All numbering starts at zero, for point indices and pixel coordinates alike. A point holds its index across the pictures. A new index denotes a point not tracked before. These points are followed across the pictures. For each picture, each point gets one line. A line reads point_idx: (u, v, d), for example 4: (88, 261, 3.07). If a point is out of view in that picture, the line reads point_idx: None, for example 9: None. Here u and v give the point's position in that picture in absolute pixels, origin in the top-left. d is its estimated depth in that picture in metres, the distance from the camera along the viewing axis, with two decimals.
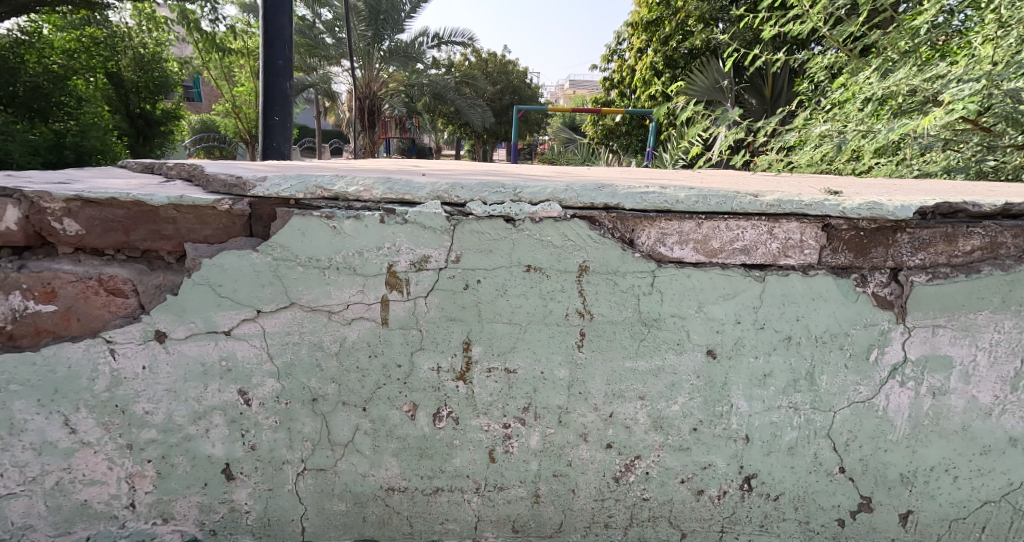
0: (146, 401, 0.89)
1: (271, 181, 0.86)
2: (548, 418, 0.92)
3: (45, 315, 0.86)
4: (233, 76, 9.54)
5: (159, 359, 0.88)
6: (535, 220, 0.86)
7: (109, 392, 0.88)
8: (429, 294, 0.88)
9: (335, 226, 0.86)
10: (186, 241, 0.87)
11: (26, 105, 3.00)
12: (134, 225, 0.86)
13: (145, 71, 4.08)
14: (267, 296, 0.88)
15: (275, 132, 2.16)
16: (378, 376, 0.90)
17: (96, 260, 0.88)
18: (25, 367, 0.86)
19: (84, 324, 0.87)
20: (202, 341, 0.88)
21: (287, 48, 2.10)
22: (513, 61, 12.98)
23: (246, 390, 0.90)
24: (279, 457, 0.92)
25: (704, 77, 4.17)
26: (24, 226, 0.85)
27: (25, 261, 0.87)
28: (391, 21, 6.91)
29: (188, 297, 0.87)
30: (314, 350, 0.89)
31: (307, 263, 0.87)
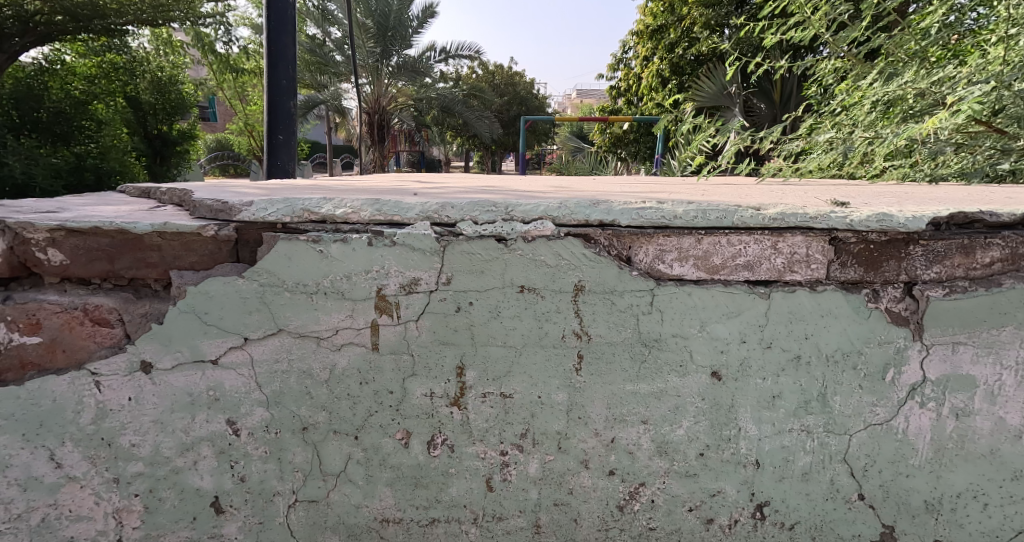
0: (132, 433, 0.87)
1: (258, 206, 0.86)
2: (547, 444, 0.89)
3: (33, 346, 0.86)
4: (245, 95, 9.74)
5: (147, 390, 0.87)
6: (528, 239, 0.84)
7: (95, 425, 0.86)
8: (421, 317, 0.86)
9: (321, 250, 0.84)
10: (171, 268, 0.87)
11: (49, 129, 3.10)
12: (119, 254, 0.86)
13: (163, 94, 4.06)
14: (254, 323, 0.86)
15: (281, 151, 2.16)
16: (369, 403, 0.88)
17: (82, 290, 0.88)
18: (14, 400, 0.85)
19: (70, 355, 0.86)
20: (189, 372, 0.87)
21: (291, 69, 2.10)
22: (520, 72, 13.09)
23: (234, 420, 0.88)
24: (270, 488, 0.89)
25: (710, 84, 4.12)
26: (9, 257, 0.85)
27: (11, 294, 0.87)
28: (399, 36, 6.98)
29: (174, 326, 0.86)
30: (303, 378, 0.88)
31: (295, 288, 0.86)
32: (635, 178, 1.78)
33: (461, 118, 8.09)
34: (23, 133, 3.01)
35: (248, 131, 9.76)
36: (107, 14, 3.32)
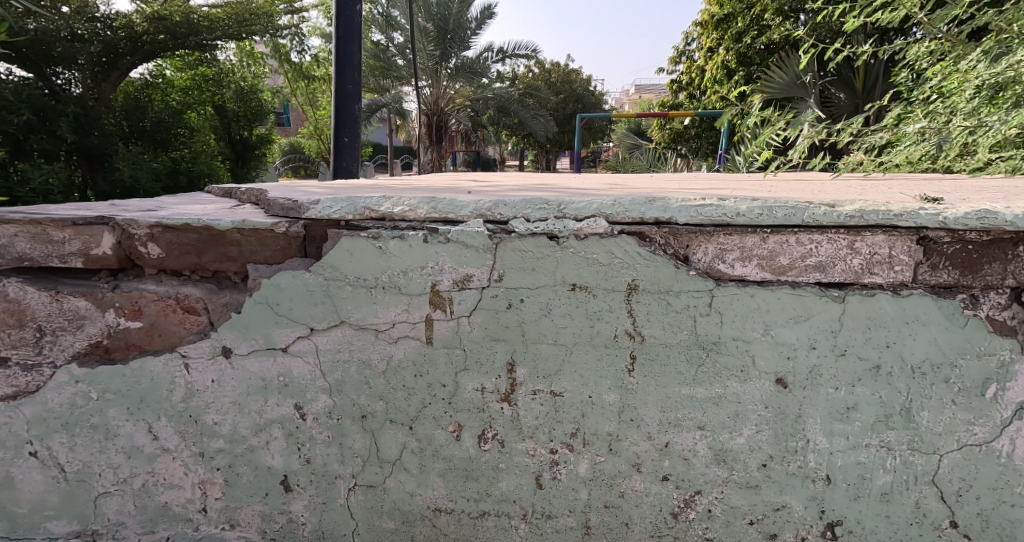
0: (215, 412, 0.94)
1: (323, 204, 0.88)
2: (598, 445, 0.87)
3: (136, 330, 0.93)
4: (316, 100, 10.13)
5: (228, 374, 0.93)
6: (580, 237, 0.82)
7: (185, 403, 0.94)
8: (473, 313, 0.87)
9: (380, 246, 0.86)
10: (248, 262, 0.91)
11: (152, 137, 3.35)
12: (205, 248, 0.92)
13: (246, 101, 4.20)
14: (319, 314, 0.90)
15: (346, 152, 2.24)
16: (423, 395, 0.90)
17: (174, 280, 0.94)
18: (119, 377, 0.94)
19: (165, 339, 0.93)
20: (263, 358, 0.92)
21: (358, 74, 2.14)
22: (577, 69, 12.98)
23: (301, 405, 0.92)
24: (331, 471, 0.93)
25: (783, 72, 3.95)
26: (118, 250, 0.92)
27: (119, 281, 0.94)
28: (458, 40, 7.05)
29: (250, 316, 0.91)
30: (362, 368, 0.90)
31: (355, 283, 0.88)
32: (698, 174, 1.71)
33: (518, 117, 8.11)
34: (131, 140, 3.27)
35: (318, 134, 10.15)
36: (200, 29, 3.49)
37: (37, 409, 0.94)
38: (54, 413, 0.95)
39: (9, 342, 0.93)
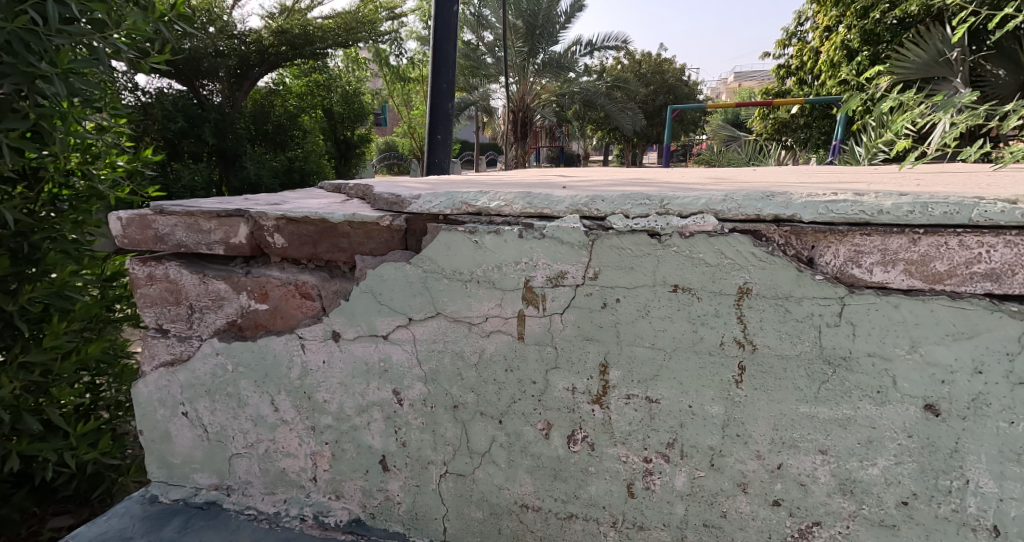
0: (325, 391, 1.00)
1: (425, 199, 0.91)
2: (698, 459, 0.84)
3: (264, 313, 1.01)
4: (410, 99, 10.52)
5: (337, 355, 0.98)
6: (685, 235, 0.79)
7: (302, 378, 1.01)
8: (566, 310, 0.86)
9: (477, 240, 0.87)
10: (356, 253, 0.96)
11: None
12: (321, 239, 0.97)
13: (350, 105, 5.34)
14: (418, 304, 0.93)
15: (439, 149, 2.23)
16: (513, 391, 0.91)
17: (294, 268, 1.01)
18: (247, 352, 1.02)
19: (286, 321, 1.00)
20: (366, 343, 0.96)
21: (452, 72, 2.14)
22: (668, 60, 12.58)
23: (399, 390, 0.97)
24: (425, 456, 0.97)
25: (922, 49, 3.34)
26: (251, 239, 1.00)
27: (250, 267, 1.02)
28: (548, 35, 7.05)
29: (356, 304, 0.96)
30: (456, 359, 0.93)
31: (451, 276, 0.90)
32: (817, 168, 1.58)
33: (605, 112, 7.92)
34: None
35: (412, 133, 10.59)
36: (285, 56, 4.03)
37: (188, 375, 1.06)
38: (200, 379, 1.05)
39: (168, 316, 1.05)
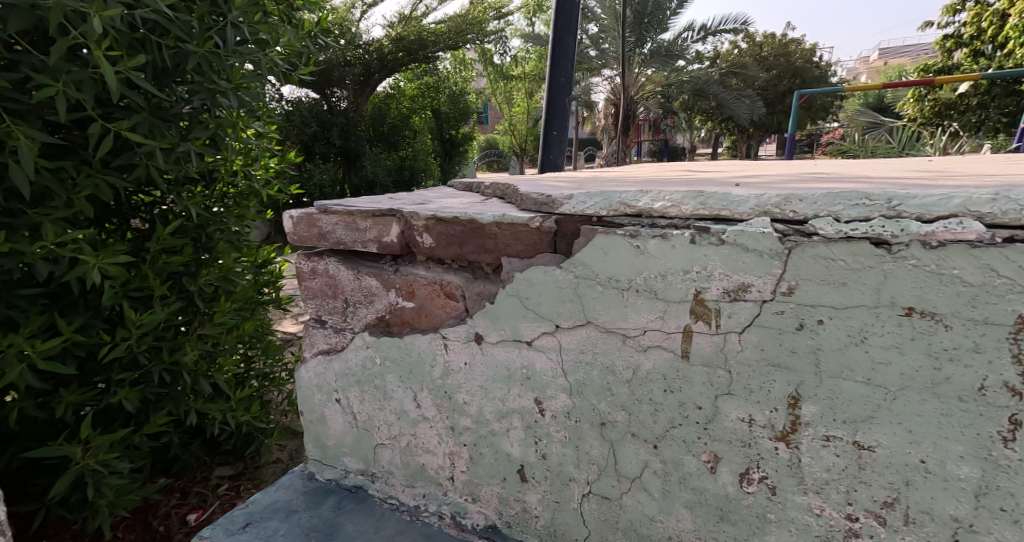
0: (464, 394, 1.32)
1: (577, 200, 1.14)
2: (937, 529, 0.96)
3: (410, 308, 1.34)
4: (512, 98, 12.13)
5: (479, 360, 1.28)
6: (927, 241, 0.89)
7: (442, 380, 1.33)
8: (745, 328, 1.02)
9: (638, 244, 1.06)
10: (502, 254, 1.23)
11: None
12: (467, 240, 1.26)
13: (453, 104, 7.82)
14: (566, 310, 1.17)
15: (554, 141, 2.60)
16: (673, 415, 1.11)
17: (440, 269, 1.31)
18: (393, 351, 1.37)
19: (430, 319, 1.32)
20: (509, 347, 1.24)
21: (570, 64, 2.46)
22: (794, 41, 12.88)
23: (542, 400, 1.23)
24: (567, 474, 1.24)
25: None
26: (401, 238, 1.32)
27: (399, 266, 1.36)
28: (657, 23, 8.12)
29: (505, 306, 1.23)
30: (607, 372, 1.15)
31: (606, 282, 1.11)
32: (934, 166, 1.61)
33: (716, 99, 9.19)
34: None
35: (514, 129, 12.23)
36: None
37: (342, 366, 1.44)
38: (352, 370, 1.43)
39: (327, 309, 1.44)
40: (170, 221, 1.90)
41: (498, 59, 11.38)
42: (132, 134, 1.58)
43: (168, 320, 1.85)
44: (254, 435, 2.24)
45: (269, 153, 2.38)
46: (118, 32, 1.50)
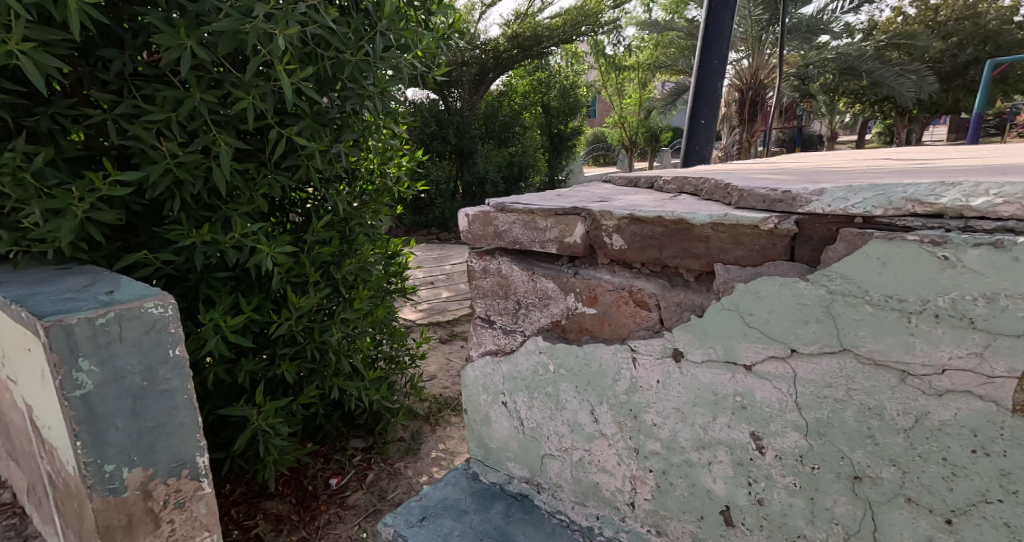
0: (652, 417, 1.63)
1: (839, 201, 1.26)
2: None
3: (595, 315, 1.71)
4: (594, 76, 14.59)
5: (674, 380, 1.56)
6: None
7: (627, 397, 1.67)
8: None
9: (947, 255, 1.13)
10: (716, 258, 1.45)
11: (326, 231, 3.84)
12: (671, 244, 1.53)
13: (562, 98, 13.10)
14: (810, 330, 1.30)
15: (706, 116, 3.93)
16: (985, 480, 1.19)
17: (624, 277, 1.66)
18: (580, 364, 1.75)
19: (613, 329, 1.69)
20: (720, 372, 1.47)
21: (722, 49, 3.73)
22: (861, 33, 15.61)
23: (768, 440, 1.43)
24: (792, 525, 1.44)
25: None
26: (583, 240, 1.70)
27: (576, 270, 1.74)
28: None
29: (728, 322, 1.43)
30: (878, 417, 1.26)
31: (880, 301, 1.21)
32: None
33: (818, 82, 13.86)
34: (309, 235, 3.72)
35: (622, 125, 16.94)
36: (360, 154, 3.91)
37: (511, 369, 1.93)
38: (522, 376, 1.91)
39: (496, 310, 1.94)
40: (325, 216, 3.87)
41: (609, 53, 16.15)
42: (299, 135, 3.35)
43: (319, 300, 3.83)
44: (385, 415, 4.55)
45: (399, 156, 4.54)
46: (295, 52, 3.11)
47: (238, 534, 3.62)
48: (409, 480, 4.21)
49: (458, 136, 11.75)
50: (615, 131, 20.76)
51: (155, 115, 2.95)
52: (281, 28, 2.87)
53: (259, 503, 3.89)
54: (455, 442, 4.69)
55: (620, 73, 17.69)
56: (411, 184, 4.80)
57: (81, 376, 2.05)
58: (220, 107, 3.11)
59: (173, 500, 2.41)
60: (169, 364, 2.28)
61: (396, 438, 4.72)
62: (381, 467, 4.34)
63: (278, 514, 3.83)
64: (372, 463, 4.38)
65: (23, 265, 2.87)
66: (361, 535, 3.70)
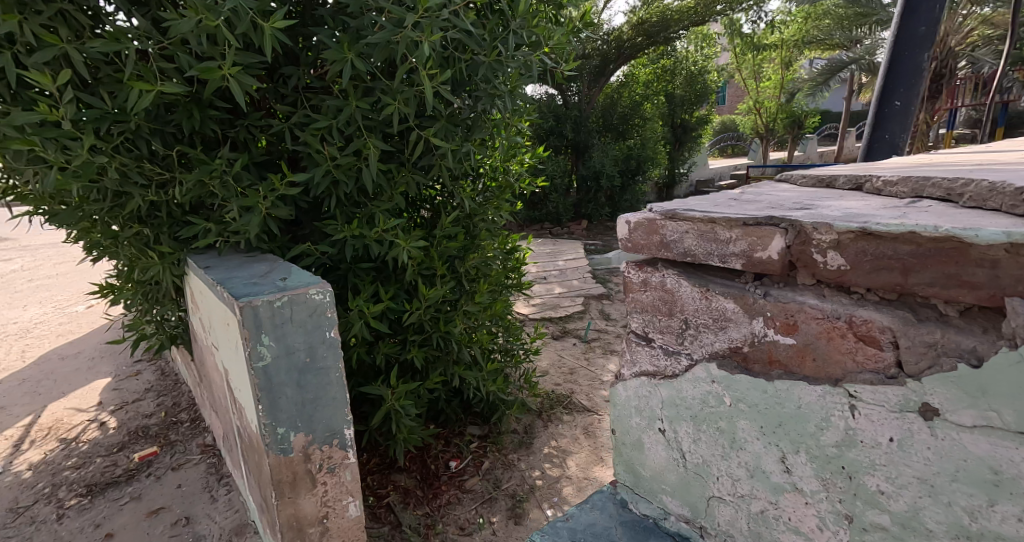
0: (876, 480, 1.47)
1: None
2: None
3: (791, 345, 1.57)
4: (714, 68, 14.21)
5: (919, 440, 1.39)
6: None
7: (840, 451, 1.52)
8: None
9: None
10: (1006, 292, 1.27)
11: (456, 233, 3.99)
12: (925, 270, 1.35)
13: (689, 85, 13.18)
14: None
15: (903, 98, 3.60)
16: None
17: (845, 307, 1.48)
18: (773, 403, 1.62)
19: (817, 363, 1.53)
20: (1002, 442, 1.29)
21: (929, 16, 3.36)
22: None
23: None
24: None
25: None
26: (783, 257, 1.54)
27: (768, 291, 1.59)
28: None
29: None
30: None
31: None
32: None
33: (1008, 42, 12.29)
34: (439, 236, 3.91)
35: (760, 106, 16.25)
36: (486, 153, 4.04)
37: (669, 394, 1.85)
38: (686, 405, 1.82)
39: (655, 327, 1.84)
40: (452, 212, 3.98)
41: (747, 32, 15.11)
42: (437, 137, 3.37)
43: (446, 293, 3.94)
44: (501, 407, 4.59)
45: (525, 157, 4.50)
46: (436, 56, 3.06)
47: (372, 501, 3.83)
48: (521, 474, 4.16)
49: (575, 131, 11.81)
50: (745, 119, 19.53)
51: (321, 124, 3.14)
52: (428, 35, 2.82)
53: (391, 474, 4.08)
54: (567, 442, 4.54)
55: (756, 54, 16.49)
56: (537, 178, 4.68)
57: (263, 349, 2.60)
58: (371, 113, 3.22)
59: (326, 465, 2.95)
60: (326, 345, 2.79)
61: (510, 430, 4.68)
62: (495, 457, 4.34)
63: (406, 487, 3.98)
64: (487, 451, 4.40)
65: (225, 252, 3.39)
66: (477, 520, 3.73)
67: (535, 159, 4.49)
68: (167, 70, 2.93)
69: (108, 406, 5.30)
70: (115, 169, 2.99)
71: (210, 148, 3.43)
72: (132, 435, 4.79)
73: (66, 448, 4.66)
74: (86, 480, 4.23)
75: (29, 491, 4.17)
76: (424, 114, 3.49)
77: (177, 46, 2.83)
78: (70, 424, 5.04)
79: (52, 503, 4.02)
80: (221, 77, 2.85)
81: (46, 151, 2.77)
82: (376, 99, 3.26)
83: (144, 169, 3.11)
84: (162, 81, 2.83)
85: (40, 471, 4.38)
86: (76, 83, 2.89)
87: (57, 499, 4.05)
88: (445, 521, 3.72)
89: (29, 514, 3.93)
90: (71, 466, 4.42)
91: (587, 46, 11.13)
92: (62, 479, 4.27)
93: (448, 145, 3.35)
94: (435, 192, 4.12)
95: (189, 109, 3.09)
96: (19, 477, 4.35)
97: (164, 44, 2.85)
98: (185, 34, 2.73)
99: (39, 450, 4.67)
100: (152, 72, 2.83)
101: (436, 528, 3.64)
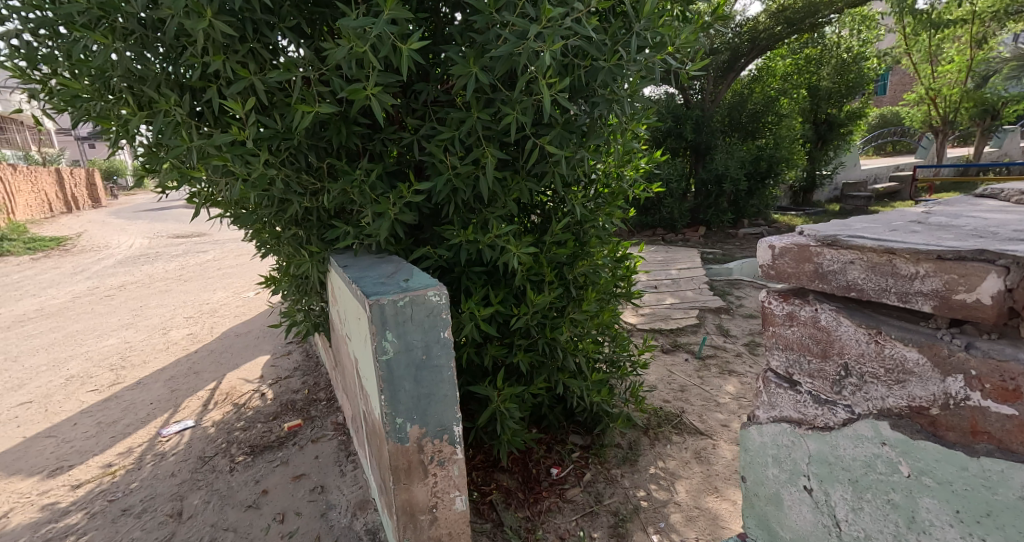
0: None
1: None
2: None
3: (1010, 416, 1.42)
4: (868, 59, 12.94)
5: None
6: None
7: None
8: None
9: None
10: None
11: (566, 240, 3.79)
12: None
13: (838, 78, 12.23)
14: None
15: None
16: None
17: None
18: (979, 486, 1.47)
19: None
20: None
21: None
22: None
23: None
24: None
25: None
26: (997, 305, 1.40)
27: (972, 347, 1.47)
28: None
29: None
30: None
31: None
32: None
33: None
34: (546, 243, 3.73)
35: (928, 95, 14.53)
36: (602, 160, 3.81)
37: (823, 454, 1.76)
38: (851, 473, 1.70)
39: (808, 372, 1.77)
40: (562, 219, 3.78)
41: (912, 15, 13.57)
42: (552, 145, 3.19)
43: (554, 300, 3.76)
44: (605, 418, 4.27)
45: (640, 162, 4.23)
46: (556, 63, 2.88)
47: (476, 497, 3.74)
48: (625, 491, 3.84)
49: (697, 131, 11.22)
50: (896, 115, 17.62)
51: (444, 135, 3.10)
52: (550, 45, 2.66)
53: (494, 472, 3.95)
54: (676, 464, 4.12)
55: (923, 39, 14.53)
56: (658, 185, 4.38)
57: (386, 344, 2.56)
58: (491, 124, 3.11)
59: (437, 459, 2.84)
60: (440, 344, 2.69)
61: (614, 443, 4.33)
62: (598, 469, 4.04)
63: (508, 487, 3.83)
64: (590, 462, 4.10)
65: (359, 251, 3.43)
66: (578, 533, 3.50)
67: (651, 164, 4.21)
68: (324, 94, 3.00)
69: (268, 379, 5.56)
70: (281, 180, 3.10)
71: (351, 160, 3.47)
72: (283, 406, 4.98)
73: (237, 412, 4.96)
74: (250, 441, 4.47)
75: (211, 444, 4.48)
76: (541, 120, 3.31)
77: (331, 71, 2.88)
78: (240, 391, 5.36)
79: (225, 457, 4.29)
80: (366, 96, 2.87)
81: (234, 165, 2.95)
82: (496, 109, 3.15)
83: (301, 179, 3.19)
84: (319, 103, 2.90)
85: (219, 428, 4.71)
86: (257, 107, 3.03)
87: (229, 454, 4.32)
88: (546, 528, 3.55)
89: (209, 464, 4.22)
90: (241, 427, 4.70)
91: (714, 40, 10.54)
92: (233, 438, 4.55)
93: (563, 153, 3.16)
94: (546, 197, 3.93)
95: (338, 126, 3.13)
96: (205, 431, 4.70)
97: (323, 71, 2.92)
98: (339, 60, 2.77)
99: (218, 411, 5.02)
100: (312, 96, 2.90)
101: (536, 535, 3.48)
